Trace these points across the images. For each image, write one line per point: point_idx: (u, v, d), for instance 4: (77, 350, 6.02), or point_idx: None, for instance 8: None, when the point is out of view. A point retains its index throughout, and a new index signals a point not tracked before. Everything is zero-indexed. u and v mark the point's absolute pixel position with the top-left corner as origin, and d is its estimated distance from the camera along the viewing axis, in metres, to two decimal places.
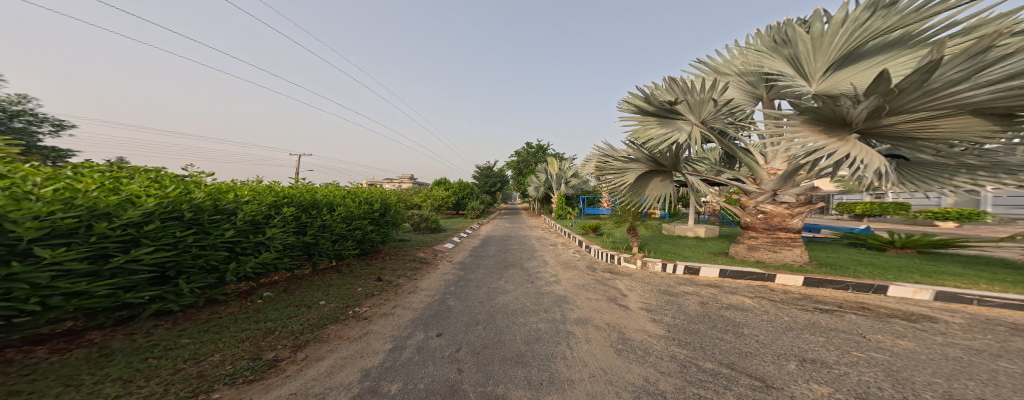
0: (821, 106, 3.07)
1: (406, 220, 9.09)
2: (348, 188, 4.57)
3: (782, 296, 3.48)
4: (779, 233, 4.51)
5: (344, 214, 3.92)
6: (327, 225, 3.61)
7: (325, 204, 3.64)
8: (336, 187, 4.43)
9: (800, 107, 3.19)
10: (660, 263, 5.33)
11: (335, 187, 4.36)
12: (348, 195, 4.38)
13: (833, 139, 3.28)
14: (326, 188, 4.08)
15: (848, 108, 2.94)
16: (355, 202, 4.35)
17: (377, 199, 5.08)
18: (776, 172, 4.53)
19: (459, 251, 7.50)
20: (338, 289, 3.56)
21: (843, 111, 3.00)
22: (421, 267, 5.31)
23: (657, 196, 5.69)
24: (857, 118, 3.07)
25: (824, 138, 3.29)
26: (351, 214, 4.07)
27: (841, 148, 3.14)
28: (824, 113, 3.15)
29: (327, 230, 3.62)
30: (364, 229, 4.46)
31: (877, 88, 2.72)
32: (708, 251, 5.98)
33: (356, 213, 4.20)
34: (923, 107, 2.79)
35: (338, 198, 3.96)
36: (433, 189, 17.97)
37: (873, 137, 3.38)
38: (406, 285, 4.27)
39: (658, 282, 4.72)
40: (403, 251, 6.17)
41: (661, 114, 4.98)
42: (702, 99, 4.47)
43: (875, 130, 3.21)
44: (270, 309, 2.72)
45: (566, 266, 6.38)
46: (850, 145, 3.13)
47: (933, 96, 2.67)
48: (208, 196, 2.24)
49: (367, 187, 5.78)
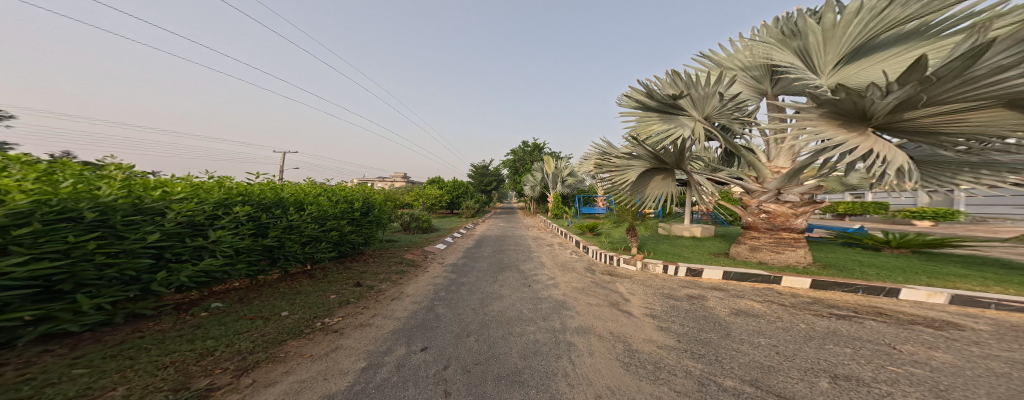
0: (843, 98, 2.89)
1: (394, 220, 8.65)
2: (322, 184, 4.14)
3: (792, 301, 3.29)
4: (783, 233, 4.34)
5: (315, 214, 3.52)
6: (293, 226, 3.20)
7: (292, 203, 3.25)
8: (311, 183, 4.03)
9: (819, 99, 3.01)
10: (661, 264, 5.13)
11: (309, 184, 3.93)
12: (323, 193, 3.96)
13: (853, 134, 3.12)
14: (297, 185, 3.68)
15: (874, 99, 2.77)
16: (330, 200, 3.95)
17: (358, 197, 4.66)
18: (779, 170, 4.37)
19: (451, 251, 7.13)
20: (310, 297, 3.15)
21: (867, 103, 2.83)
22: (408, 270, 4.92)
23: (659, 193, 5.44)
24: (882, 111, 2.92)
25: (843, 133, 3.13)
26: (323, 213, 3.66)
27: (862, 143, 2.97)
28: (844, 106, 2.97)
29: (295, 231, 3.22)
30: (342, 230, 4.06)
31: (912, 76, 2.55)
32: (708, 252, 5.81)
33: (331, 211, 3.81)
34: (959, 97, 2.61)
35: (310, 196, 3.58)
36: (424, 188, 17.47)
37: (885, 131, 3.24)
38: (390, 291, 3.89)
39: (659, 285, 4.50)
40: (389, 253, 5.76)
41: (663, 110, 4.80)
42: (707, 93, 4.29)
43: (899, 124, 3.06)
44: (214, 323, 2.31)
45: (563, 268, 6.11)
46: (872, 141, 2.97)
47: (974, 85, 2.49)
48: (124, 193, 1.90)
49: (350, 183, 5.37)
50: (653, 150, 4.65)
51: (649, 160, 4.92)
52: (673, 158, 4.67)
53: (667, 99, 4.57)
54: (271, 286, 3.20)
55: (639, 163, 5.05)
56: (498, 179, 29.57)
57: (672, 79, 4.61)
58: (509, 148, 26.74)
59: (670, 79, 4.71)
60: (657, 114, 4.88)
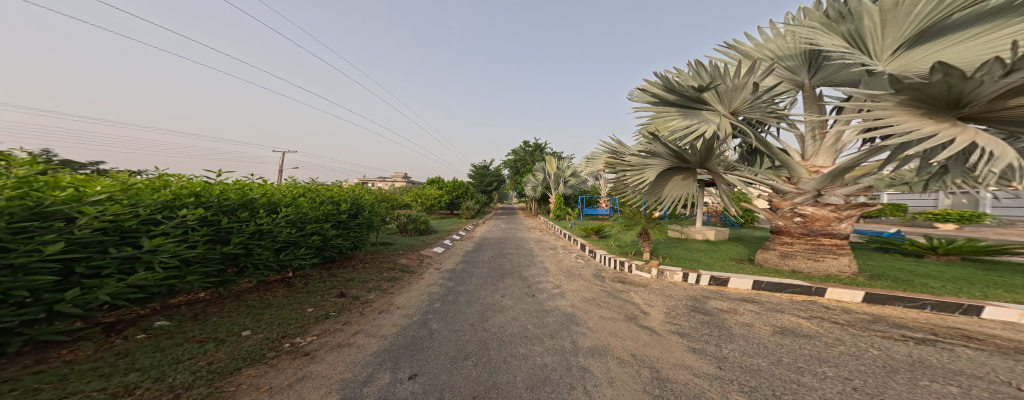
0: (939, 80, 2.40)
1: (391, 221, 8.24)
2: (305, 185, 3.70)
3: (847, 318, 2.80)
4: (822, 239, 3.83)
5: (294, 219, 3.05)
6: (266, 232, 2.72)
7: (265, 204, 2.80)
8: (290, 183, 3.59)
9: (907, 82, 2.52)
10: (680, 272, 4.64)
11: (290, 185, 3.49)
12: (304, 194, 3.51)
13: (943, 126, 2.68)
14: (274, 183, 3.24)
15: (985, 80, 2.27)
16: (312, 201, 3.52)
17: (346, 198, 4.24)
18: (818, 168, 3.87)
19: (450, 255, 6.67)
20: (283, 311, 2.67)
21: (968, 87, 2.35)
22: (401, 278, 4.47)
23: (677, 194, 4.96)
24: (989, 96, 2.39)
25: (930, 125, 2.69)
26: (303, 216, 3.20)
27: (958, 135, 2.53)
28: (933, 91, 2.51)
29: (268, 237, 2.74)
30: (325, 234, 3.60)
31: None
32: (729, 258, 5.31)
33: (314, 214, 3.36)
34: None
35: (286, 195, 3.15)
36: (423, 188, 17.04)
37: (976, 118, 2.72)
38: (378, 302, 3.44)
39: (681, 296, 4.01)
40: (381, 258, 5.31)
41: (683, 103, 4.33)
42: (737, 84, 3.82)
43: (1004, 113, 2.52)
44: (149, 350, 1.77)
45: (570, 275, 5.64)
46: (970, 133, 2.52)
47: None
48: (18, 190, 1.46)
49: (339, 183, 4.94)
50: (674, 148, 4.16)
51: (668, 159, 4.39)
52: (696, 156, 4.13)
53: (689, 91, 4.12)
54: (240, 297, 2.72)
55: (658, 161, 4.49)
56: (499, 180, 29.12)
57: (695, 70, 4.15)
58: (511, 149, 26.32)
59: (692, 70, 4.25)
60: (676, 109, 4.42)
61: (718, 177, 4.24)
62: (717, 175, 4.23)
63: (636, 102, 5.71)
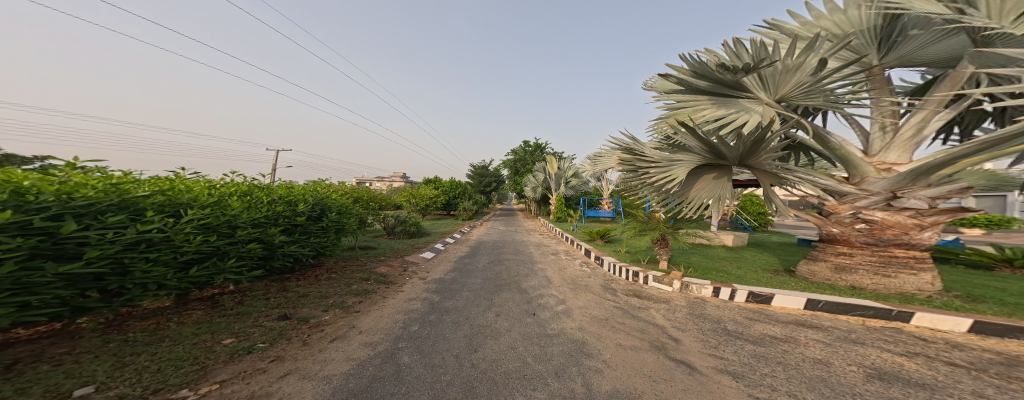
0: None
1: (377, 222, 7.52)
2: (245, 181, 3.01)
3: (966, 357, 2.02)
4: (894, 251, 3.11)
5: (220, 225, 2.30)
6: (156, 242, 1.83)
7: (170, 209, 1.98)
8: (249, 184, 3.01)
9: None
10: (709, 287, 3.90)
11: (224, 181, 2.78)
12: (243, 194, 2.80)
13: None
14: (218, 184, 2.69)
15: None
16: (250, 199, 2.85)
17: (308, 197, 3.59)
18: (889, 166, 3.18)
19: (439, 262, 5.96)
20: (182, 345, 1.88)
21: None
22: (374, 291, 3.85)
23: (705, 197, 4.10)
24: None
25: None
26: (236, 222, 2.45)
27: None
28: None
29: (161, 249, 1.84)
30: (269, 241, 2.89)
31: None
32: (761, 268, 4.56)
33: (256, 217, 2.67)
34: None
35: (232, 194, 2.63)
36: (419, 188, 16.29)
37: None
38: (336, 325, 2.86)
39: (716, 318, 3.26)
40: (356, 267, 4.62)
41: (717, 91, 3.62)
42: (790, 66, 3.08)
43: None
44: None
45: (576, 288, 4.91)
46: None
47: None
48: None
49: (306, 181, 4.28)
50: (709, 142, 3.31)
51: (698, 156, 3.53)
52: (736, 152, 3.27)
53: (725, 76, 3.39)
54: (120, 326, 1.91)
55: (686, 159, 3.58)
56: (498, 180, 28.41)
57: (733, 50, 3.43)
58: (511, 149, 25.66)
59: (729, 51, 3.54)
60: (707, 97, 3.76)
61: (763, 175, 3.42)
62: (763, 173, 3.41)
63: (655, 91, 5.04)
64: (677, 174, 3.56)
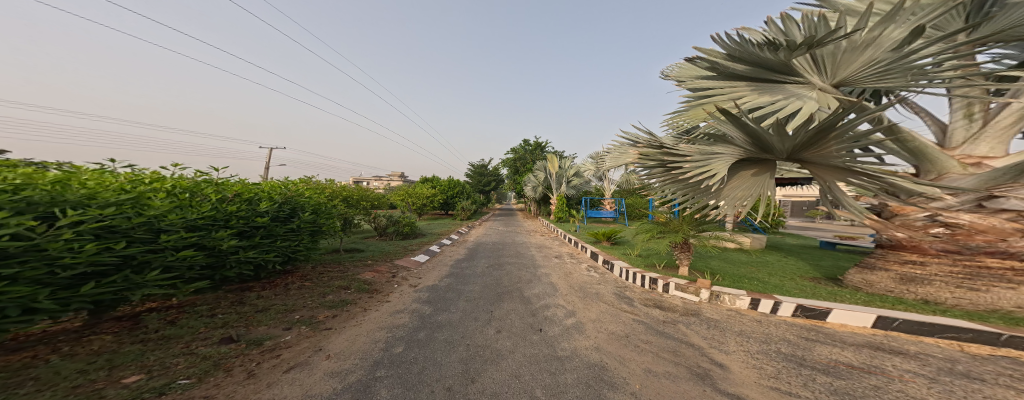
0: None
1: (367, 221, 6.98)
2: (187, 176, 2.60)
3: None
4: (986, 259, 2.72)
5: (134, 229, 1.89)
6: (15, 253, 1.42)
7: (50, 208, 1.57)
8: (190, 179, 2.58)
9: None
10: (745, 298, 3.37)
11: (147, 176, 2.34)
12: (179, 194, 2.36)
13: None
14: (146, 181, 2.26)
15: None
16: (193, 200, 2.43)
17: (273, 195, 3.20)
18: (978, 160, 2.83)
19: (433, 266, 5.43)
20: (49, 392, 1.46)
21: None
22: (353, 303, 3.40)
23: (739, 198, 3.16)
24: None
25: None
26: (157, 226, 2.02)
27: None
28: None
29: (21, 259, 1.44)
30: (215, 247, 2.45)
31: None
32: (797, 275, 4.05)
33: (192, 219, 2.26)
34: None
35: (165, 190, 2.26)
36: (415, 187, 15.70)
37: None
38: (303, 342, 2.56)
39: (764, 338, 2.71)
40: (336, 274, 4.09)
41: (758, 76, 3.12)
42: (860, 43, 2.55)
43: None
44: None
45: (587, 298, 4.37)
46: None
47: None
48: None
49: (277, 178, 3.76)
50: (754, 131, 2.68)
51: (741, 150, 2.95)
52: (789, 143, 2.62)
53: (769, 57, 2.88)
54: None
55: (728, 151, 2.97)
56: (497, 180, 27.87)
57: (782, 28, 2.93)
58: (510, 148, 25.15)
59: (776, 29, 3.04)
60: (745, 82, 3.22)
61: (823, 172, 2.78)
62: (823, 169, 2.78)
63: (679, 79, 4.51)
64: (716, 168, 2.94)
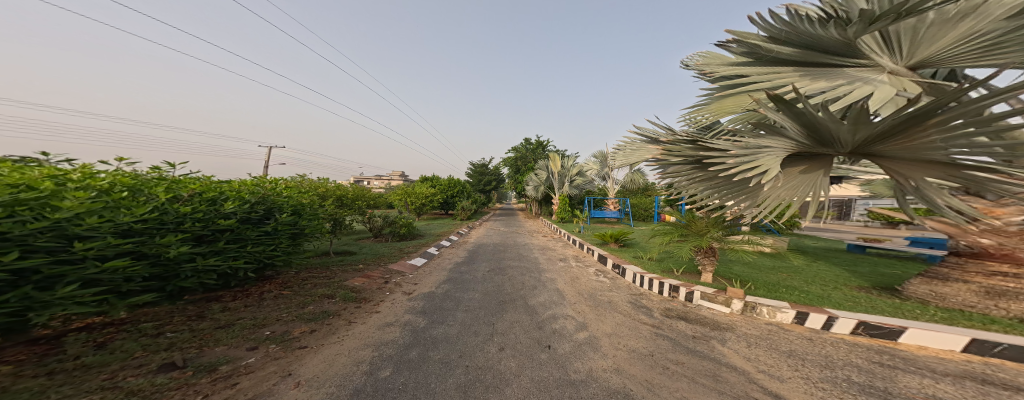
0: None
1: (358, 221, 6.52)
2: (128, 172, 2.16)
3: None
4: None
5: (35, 236, 1.44)
6: None
7: None
8: (130, 175, 2.13)
9: None
10: (789, 311, 2.89)
11: (70, 171, 1.88)
12: (113, 192, 1.90)
13: None
14: (66, 175, 1.82)
15: None
16: (131, 200, 1.96)
17: (243, 192, 2.75)
18: None
19: (430, 270, 5.00)
20: None
21: None
22: (334, 314, 2.95)
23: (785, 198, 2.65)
24: None
25: None
26: (70, 232, 1.56)
27: None
28: None
29: None
30: (161, 255, 1.99)
31: None
32: (839, 284, 3.57)
33: (126, 223, 1.79)
34: None
35: (87, 182, 1.81)
36: (413, 186, 15.21)
37: None
38: (268, 367, 2.07)
39: (824, 362, 2.24)
40: (318, 280, 3.64)
41: (808, 59, 2.79)
42: (952, 16, 2.11)
43: None
44: None
45: (600, 308, 3.91)
46: None
47: None
48: None
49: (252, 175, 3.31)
50: (815, 121, 2.17)
51: (793, 143, 2.45)
52: (864, 135, 2.09)
53: (826, 36, 2.51)
54: None
55: (779, 144, 2.47)
56: (498, 180, 27.39)
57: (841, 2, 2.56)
58: (512, 147, 24.68)
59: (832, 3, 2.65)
60: (791, 67, 2.88)
61: (905, 166, 2.24)
62: (904, 163, 2.23)
63: (705, 68, 4.09)
64: (763, 163, 2.43)
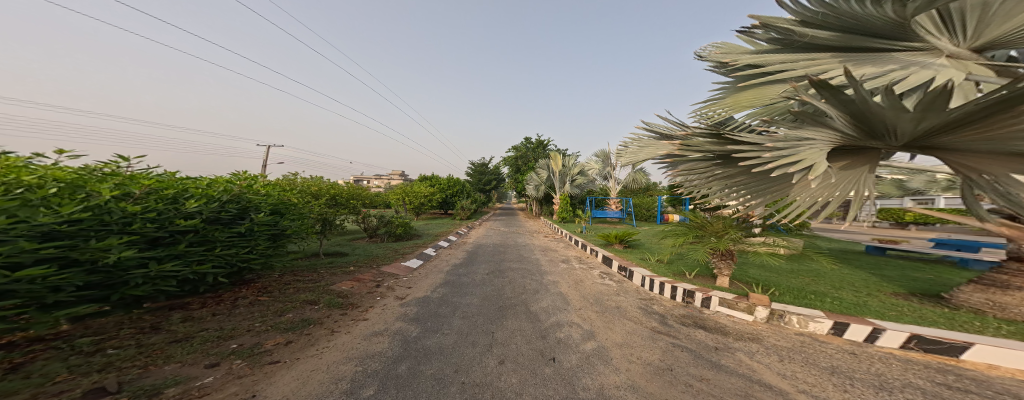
0: None
1: (350, 220, 6.18)
2: (71, 165, 1.83)
3: None
4: None
5: None
6: None
7: None
8: (72, 170, 1.78)
9: None
10: (824, 321, 2.58)
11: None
12: (43, 189, 1.54)
13: None
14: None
15: None
16: (66, 200, 1.60)
17: (211, 187, 2.43)
18: None
19: (424, 272, 4.68)
20: None
21: None
22: (314, 322, 2.64)
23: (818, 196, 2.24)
24: None
25: None
26: None
27: None
28: None
29: None
30: (99, 261, 1.61)
31: None
32: (871, 290, 3.26)
33: (48, 224, 1.41)
34: None
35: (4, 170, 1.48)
36: (412, 185, 14.86)
37: None
38: (234, 389, 1.67)
39: (875, 382, 1.93)
40: (300, 283, 3.33)
41: (849, 44, 2.48)
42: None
43: None
44: None
45: (609, 315, 3.59)
46: None
47: None
48: None
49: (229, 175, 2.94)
50: (871, 110, 1.83)
51: (840, 135, 2.11)
52: (933, 125, 1.75)
53: (873, 16, 2.19)
54: None
55: (821, 135, 2.14)
56: (498, 180, 27.06)
57: None
58: (512, 146, 24.33)
59: None
60: (829, 52, 2.57)
61: (981, 160, 1.88)
62: (978, 157, 1.88)
63: (722, 57, 3.77)
64: (806, 157, 2.11)
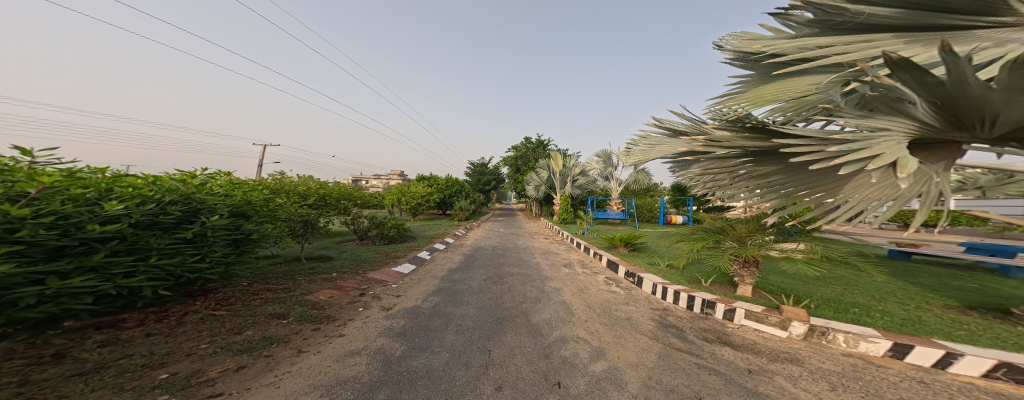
0: None
1: (339, 220, 5.76)
2: None
3: None
4: None
5: None
6: None
7: None
8: None
9: None
10: (881, 341, 2.20)
11: None
12: None
13: None
14: None
15: None
16: None
17: (146, 187, 2.04)
18: None
19: (417, 278, 4.29)
20: None
21: None
22: (279, 339, 2.24)
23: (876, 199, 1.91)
24: None
25: None
26: None
27: None
28: None
29: None
30: None
31: None
32: (921, 302, 2.86)
33: None
34: None
35: None
36: (409, 185, 14.43)
37: None
38: None
39: None
40: (272, 292, 2.93)
41: (919, 22, 2.06)
42: None
43: None
44: None
45: (620, 328, 3.20)
46: None
47: None
48: None
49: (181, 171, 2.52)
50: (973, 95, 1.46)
51: (923, 126, 1.73)
52: None
53: None
54: None
55: (897, 126, 1.78)
56: (498, 180, 26.63)
57: None
58: (512, 146, 23.91)
59: None
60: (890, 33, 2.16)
61: None
62: None
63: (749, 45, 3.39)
64: (884, 151, 1.73)
